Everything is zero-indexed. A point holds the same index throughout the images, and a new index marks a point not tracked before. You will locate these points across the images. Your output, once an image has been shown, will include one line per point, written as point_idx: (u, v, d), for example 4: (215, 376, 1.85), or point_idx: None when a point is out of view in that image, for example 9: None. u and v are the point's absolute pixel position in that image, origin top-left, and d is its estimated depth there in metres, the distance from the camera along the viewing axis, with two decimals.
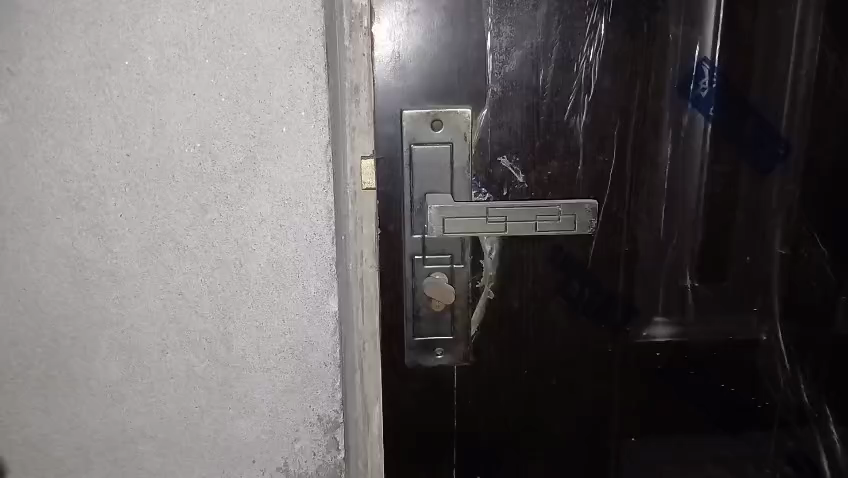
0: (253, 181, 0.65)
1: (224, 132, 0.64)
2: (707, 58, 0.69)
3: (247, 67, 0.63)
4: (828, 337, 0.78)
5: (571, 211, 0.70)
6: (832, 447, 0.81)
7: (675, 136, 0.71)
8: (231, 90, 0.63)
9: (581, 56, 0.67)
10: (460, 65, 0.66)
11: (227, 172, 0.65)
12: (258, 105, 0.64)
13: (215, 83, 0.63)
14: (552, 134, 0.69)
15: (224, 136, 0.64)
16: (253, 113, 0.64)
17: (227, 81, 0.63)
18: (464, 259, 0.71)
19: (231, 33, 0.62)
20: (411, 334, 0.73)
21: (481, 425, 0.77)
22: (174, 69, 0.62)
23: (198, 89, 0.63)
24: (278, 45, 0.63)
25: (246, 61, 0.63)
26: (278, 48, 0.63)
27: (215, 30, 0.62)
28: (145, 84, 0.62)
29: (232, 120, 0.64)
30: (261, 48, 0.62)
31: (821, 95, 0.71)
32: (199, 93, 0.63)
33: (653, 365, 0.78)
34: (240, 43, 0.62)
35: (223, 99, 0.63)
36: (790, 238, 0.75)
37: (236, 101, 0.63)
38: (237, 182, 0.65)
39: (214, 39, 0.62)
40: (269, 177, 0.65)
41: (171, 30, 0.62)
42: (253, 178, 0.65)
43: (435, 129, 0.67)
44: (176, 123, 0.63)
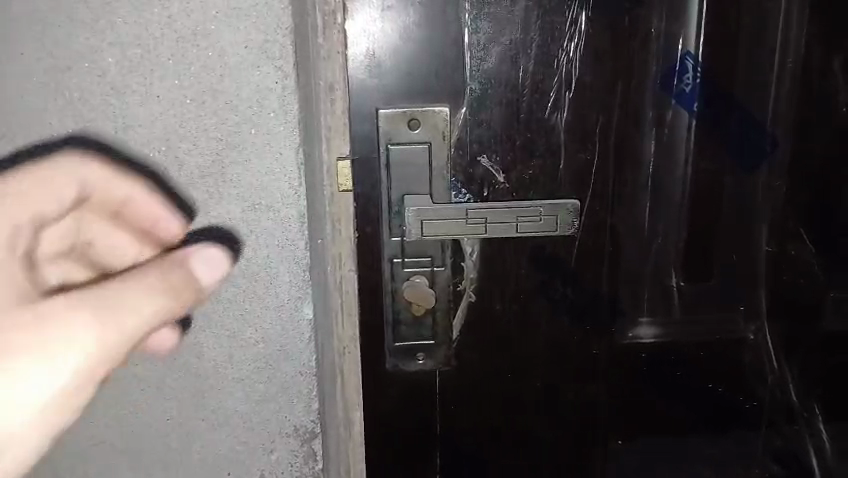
0: (221, 186, 0.65)
1: (190, 135, 0.64)
2: (690, 52, 0.67)
3: (213, 68, 0.62)
4: (815, 333, 0.78)
5: (553, 211, 0.69)
6: (821, 445, 0.81)
7: (658, 134, 0.69)
8: (198, 92, 0.63)
9: (561, 52, 0.65)
10: (437, 62, 0.64)
11: (194, 177, 0.64)
12: (226, 107, 0.63)
13: (180, 84, 0.62)
14: (532, 132, 0.67)
15: (190, 138, 0.64)
16: (219, 115, 0.63)
17: (192, 82, 0.62)
18: (445, 261, 0.70)
19: (195, 32, 0.61)
20: (391, 338, 0.71)
21: (464, 429, 0.76)
22: (136, 70, 0.61)
23: (162, 91, 0.62)
24: (245, 44, 0.62)
25: (211, 61, 0.62)
26: (246, 47, 0.62)
27: (179, 29, 0.61)
28: (107, 86, 0.62)
29: (198, 122, 0.63)
30: (227, 47, 0.62)
31: (807, 89, 0.70)
32: (163, 94, 0.62)
33: (638, 367, 0.76)
34: (205, 42, 0.61)
35: (188, 101, 0.63)
36: (776, 236, 0.74)
37: (202, 102, 0.63)
38: (204, 188, 0.65)
39: (177, 39, 0.61)
40: (237, 180, 0.65)
41: (132, 30, 0.60)
42: (220, 183, 0.65)
43: (413, 128, 0.65)
44: (141, 127, 0.63)
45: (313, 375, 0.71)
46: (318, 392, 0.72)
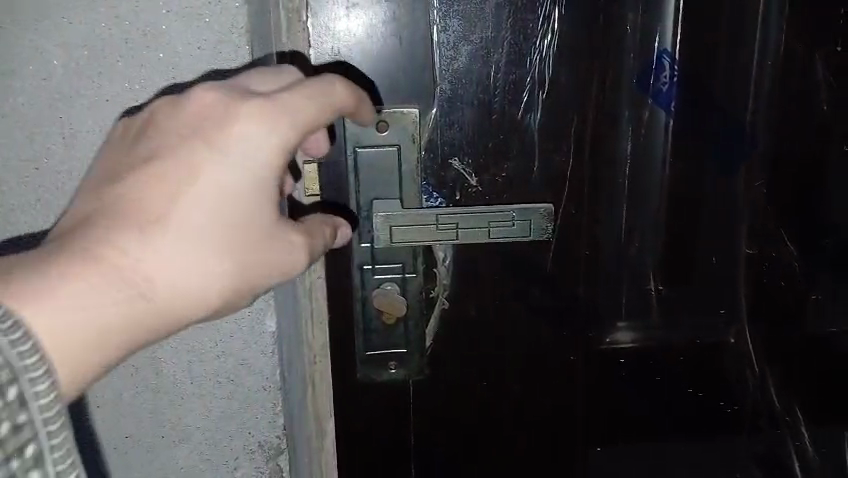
0: None
1: None
2: (667, 50, 0.65)
3: (163, 71, 0.62)
4: (796, 334, 0.77)
5: (526, 216, 0.65)
6: (803, 449, 0.80)
7: (635, 135, 0.67)
8: (147, 96, 0.63)
9: (534, 50, 0.63)
10: (405, 60, 0.62)
11: None
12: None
13: (130, 88, 0.62)
14: (505, 134, 0.65)
15: None
16: None
17: (145, 86, 0.62)
18: (416, 267, 0.67)
19: (145, 33, 0.61)
20: (361, 348, 0.69)
21: (439, 438, 0.74)
22: (83, 73, 0.61)
23: (112, 94, 0.62)
24: (199, 44, 0.62)
25: (162, 62, 0.62)
26: (199, 47, 0.62)
27: (128, 30, 0.61)
28: (52, 90, 0.61)
29: None
30: (179, 48, 0.62)
31: (786, 86, 0.68)
32: (113, 96, 0.62)
33: (619, 371, 0.74)
34: (155, 44, 0.61)
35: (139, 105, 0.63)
36: (757, 238, 0.72)
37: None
38: None
39: (126, 40, 0.61)
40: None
41: (78, 31, 0.60)
42: None
43: (381, 130, 0.62)
44: (90, 132, 0.63)
45: (278, 390, 0.72)
46: (283, 405, 0.73)
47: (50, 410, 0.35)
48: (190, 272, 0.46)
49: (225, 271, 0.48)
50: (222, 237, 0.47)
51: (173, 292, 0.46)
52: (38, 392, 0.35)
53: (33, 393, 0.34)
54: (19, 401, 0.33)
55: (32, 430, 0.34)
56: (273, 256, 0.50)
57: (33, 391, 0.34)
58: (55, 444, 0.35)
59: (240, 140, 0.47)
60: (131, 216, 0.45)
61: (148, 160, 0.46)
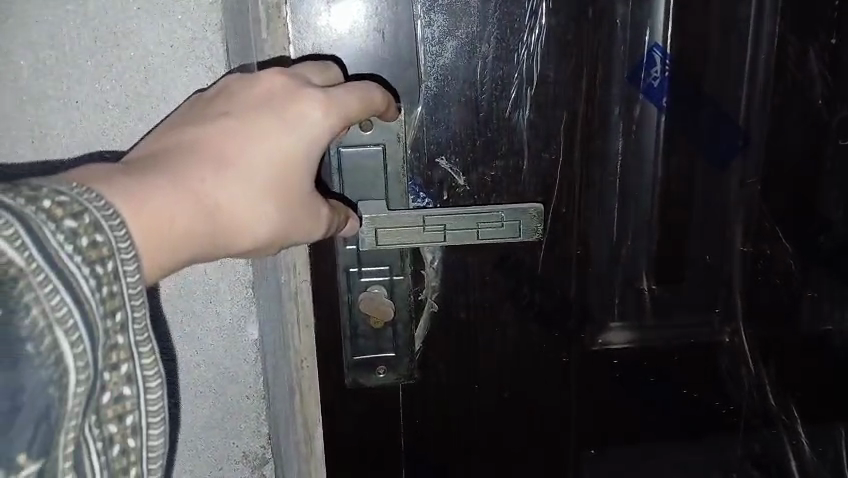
0: None
1: (113, 142, 0.64)
2: (658, 44, 0.63)
3: (135, 70, 0.62)
4: (793, 334, 0.75)
5: (515, 217, 0.64)
6: (800, 450, 0.79)
7: (627, 131, 0.65)
8: (118, 97, 0.62)
9: (521, 45, 0.61)
10: (388, 58, 0.60)
11: None
12: (151, 112, 0.63)
13: (100, 88, 0.62)
14: (493, 132, 0.63)
15: (114, 146, 0.64)
16: (145, 120, 0.63)
17: (115, 86, 0.62)
18: (404, 269, 0.65)
19: (115, 31, 0.61)
20: (349, 353, 0.67)
21: (431, 443, 0.72)
22: (50, 73, 0.61)
23: (82, 96, 0.62)
24: (170, 42, 0.62)
25: (133, 61, 0.62)
26: (170, 46, 0.62)
27: (96, 28, 0.60)
28: (20, 91, 0.61)
29: (122, 129, 0.63)
30: (150, 47, 0.61)
31: (782, 81, 0.67)
32: (83, 98, 0.62)
33: (611, 372, 0.73)
34: (126, 42, 0.61)
35: (110, 106, 0.63)
36: (752, 236, 0.71)
37: (125, 108, 0.63)
38: None
39: (95, 40, 0.61)
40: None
41: (44, 30, 0.60)
42: None
43: (364, 129, 0.61)
44: (60, 136, 0.63)
45: (264, 398, 0.73)
46: (268, 413, 0.73)
47: (136, 288, 0.33)
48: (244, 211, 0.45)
49: (268, 226, 0.47)
50: (274, 193, 0.47)
51: (226, 229, 0.45)
52: (128, 270, 0.33)
53: (125, 269, 0.33)
54: (113, 272, 0.32)
55: (122, 301, 0.32)
56: (304, 225, 0.50)
57: (126, 266, 0.33)
58: (138, 318, 0.33)
59: (306, 118, 0.48)
60: (203, 153, 0.44)
61: (220, 117, 0.47)
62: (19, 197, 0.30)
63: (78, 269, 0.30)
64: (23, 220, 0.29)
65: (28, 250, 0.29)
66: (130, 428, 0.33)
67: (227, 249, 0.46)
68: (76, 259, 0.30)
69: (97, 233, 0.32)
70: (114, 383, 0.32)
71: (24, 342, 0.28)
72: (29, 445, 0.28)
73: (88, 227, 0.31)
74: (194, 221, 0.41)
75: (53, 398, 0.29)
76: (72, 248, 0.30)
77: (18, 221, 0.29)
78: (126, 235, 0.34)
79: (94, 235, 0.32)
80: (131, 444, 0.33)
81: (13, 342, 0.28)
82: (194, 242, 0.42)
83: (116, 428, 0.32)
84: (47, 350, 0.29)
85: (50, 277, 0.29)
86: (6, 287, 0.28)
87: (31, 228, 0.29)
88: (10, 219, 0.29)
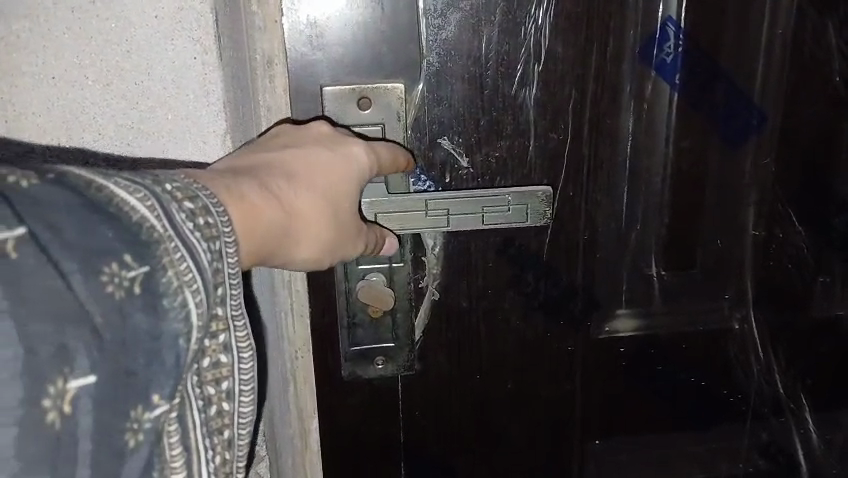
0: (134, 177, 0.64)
1: (93, 122, 0.62)
2: (672, 17, 0.60)
3: (117, 43, 0.59)
4: (804, 319, 0.73)
5: (521, 200, 0.61)
6: (808, 437, 0.77)
7: (638, 109, 0.62)
8: (99, 73, 0.60)
9: (530, 18, 0.58)
10: (388, 30, 0.56)
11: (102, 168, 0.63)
12: (135, 88, 0.61)
13: (79, 63, 0.59)
14: (499, 110, 0.60)
15: (95, 126, 0.62)
16: (128, 98, 0.61)
17: (95, 61, 0.60)
18: (404, 256, 0.62)
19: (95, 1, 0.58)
20: (347, 344, 0.64)
21: (432, 436, 0.70)
22: (25, 47, 0.58)
23: (59, 71, 0.59)
24: (155, 13, 0.59)
25: (114, 33, 0.59)
26: (155, 16, 0.59)
27: None
28: None
29: (104, 108, 0.61)
30: (133, 18, 0.59)
31: (799, 57, 0.64)
32: (60, 74, 0.60)
33: (618, 361, 0.71)
34: (107, 13, 0.59)
35: (91, 82, 0.60)
36: (765, 219, 0.68)
37: (106, 84, 0.61)
38: None
39: (74, 10, 0.58)
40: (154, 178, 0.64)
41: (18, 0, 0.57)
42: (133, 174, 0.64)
43: (362, 107, 0.57)
44: (36, 114, 0.60)
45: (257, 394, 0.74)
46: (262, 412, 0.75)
47: (234, 269, 0.37)
48: (321, 218, 0.46)
49: (328, 237, 0.47)
50: (341, 208, 0.49)
51: (306, 232, 0.45)
52: (230, 252, 0.36)
53: (227, 251, 0.36)
54: (219, 251, 0.35)
55: (224, 278, 0.36)
56: (350, 243, 0.51)
57: (228, 249, 0.36)
58: (233, 294, 0.37)
59: (356, 153, 0.51)
60: (274, 166, 0.45)
61: (291, 141, 0.49)
62: (147, 180, 0.35)
63: (198, 243, 0.34)
64: (155, 196, 0.33)
65: (162, 220, 0.33)
66: (225, 392, 0.37)
67: (302, 254, 0.46)
68: (195, 234, 0.34)
69: (208, 216, 0.35)
70: (213, 350, 0.36)
71: (162, 296, 0.32)
72: (161, 387, 0.32)
73: (201, 210, 0.35)
74: (280, 217, 0.42)
75: (181, 348, 0.33)
76: (191, 225, 0.34)
77: (152, 195, 0.33)
78: (229, 222, 0.37)
79: (206, 217, 0.35)
80: (226, 406, 0.37)
81: (155, 294, 0.32)
82: (275, 240, 0.42)
83: (213, 390, 0.36)
84: (179, 306, 0.32)
85: (179, 246, 0.33)
86: (151, 246, 0.32)
87: (163, 206, 0.33)
88: (146, 192, 0.33)
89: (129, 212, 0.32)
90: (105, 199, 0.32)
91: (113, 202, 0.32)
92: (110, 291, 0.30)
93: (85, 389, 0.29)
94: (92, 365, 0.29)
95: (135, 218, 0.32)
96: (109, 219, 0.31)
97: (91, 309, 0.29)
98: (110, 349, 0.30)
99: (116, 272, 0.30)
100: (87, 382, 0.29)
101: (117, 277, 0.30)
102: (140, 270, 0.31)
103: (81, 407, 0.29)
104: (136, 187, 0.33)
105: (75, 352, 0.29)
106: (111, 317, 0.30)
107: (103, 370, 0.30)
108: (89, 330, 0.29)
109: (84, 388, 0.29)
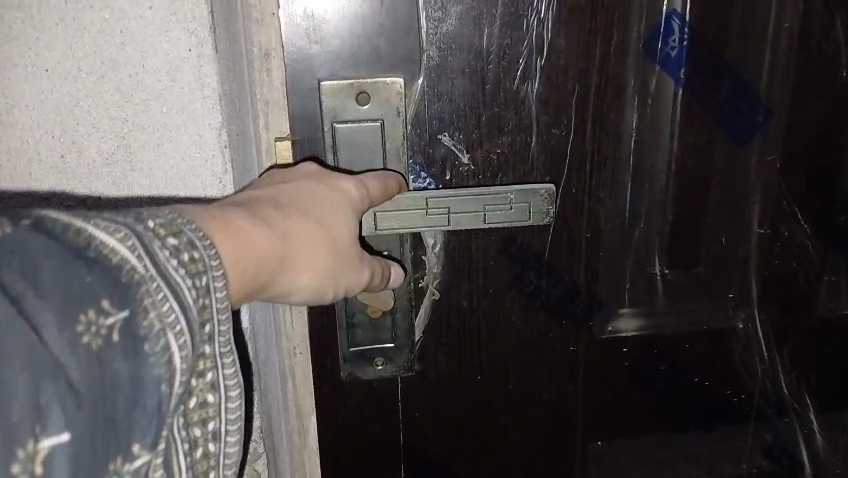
0: (128, 174, 0.63)
1: (88, 115, 0.61)
2: (676, 11, 0.58)
3: (113, 34, 0.58)
4: (811, 318, 0.72)
5: (524, 198, 0.59)
6: (813, 437, 0.76)
7: (642, 105, 0.61)
8: (93, 65, 0.59)
9: (531, 11, 0.56)
10: (387, 22, 0.55)
11: (97, 164, 0.62)
12: (129, 81, 0.60)
13: (72, 55, 0.58)
14: (500, 106, 0.58)
15: (89, 119, 0.61)
16: (123, 92, 0.60)
17: (89, 53, 0.59)
18: (404, 255, 0.61)
19: None
20: (345, 344, 0.63)
21: (431, 439, 0.69)
22: (17, 39, 0.57)
23: (52, 63, 0.58)
24: (150, 5, 0.58)
25: (109, 24, 0.58)
26: (150, 8, 0.58)
27: None
28: None
29: (99, 100, 0.60)
30: (127, 9, 0.58)
31: (806, 51, 0.62)
32: (53, 66, 0.59)
33: (620, 360, 0.69)
34: (101, 4, 0.57)
35: (84, 75, 0.59)
36: (769, 216, 0.67)
37: (100, 77, 0.59)
38: (110, 178, 0.63)
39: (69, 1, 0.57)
40: (150, 169, 0.63)
41: None
42: (128, 170, 0.63)
43: (361, 103, 0.56)
44: (29, 107, 0.60)
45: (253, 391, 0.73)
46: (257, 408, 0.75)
47: (223, 305, 0.35)
48: (315, 245, 0.45)
49: (323, 264, 0.46)
50: (336, 237, 0.47)
51: (299, 260, 0.44)
52: (218, 287, 0.35)
53: (216, 286, 0.35)
54: (206, 286, 0.34)
55: (212, 315, 0.34)
56: (355, 268, 0.49)
57: (216, 284, 0.35)
58: (223, 331, 0.35)
59: (344, 186, 0.50)
60: (261, 200, 0.44)
61: (278, 180, 0.49)
62: (129, 218, 0.33)
63: (183, 280, 0.33)
64: (137, 234, 0.32)
65: (143, 259, 0.31)
66: (211, 432, 0.35)
67: (298, 283, 0.44)
68: (179, 271, 0.33)
69: (193, 250, 0.34)
70: (199, 389, 0.34)
71: (143, 341, 0.30)
72: (142, 435, 0.30)
73: (187, 245, 0.34)
74: (269, 245, 0.41)
75: (163, 396, 0.31)
76: (176, 261, 0.33)
77: (132, 234, 0.32)
78: (217, 257, 0.36)
79: (192, 252, 0.34)
80: (211, 448, 0.35)
81: (135, 338, 0.30)
82: (266, 269, 0.40)
83: (200, 431, 0.35)
84: (162, 350, 0.31)
85: (161, 286, 0.31)
86: (131, 289, 0.31)
87: (145, 245, 0.32)
88: (126, 230, 0.32)
89: (108, 254, 0.30)
90: (84, 243, 0.30)
91: (92, 245, 0.30)
92: (86, 341, 0.29)
93: (60, 447, 0.27)
94: (67, 420, 0.27)
95: (115, 260, 0.30)
96: (87, 263, 0.30)
97: (65, 363, 0.28)
98: (87, 402, 0.28)
99: (93, 320, 0.29)
100: (61, 440, 0.27)
101: (94, 325, 0.29)
102: (118, 316, 0.30)
103: (56, 468, 0.27)
104: (116, 226, 0.32)
105: (48, 409, 0.27)
106: (87, 368, 0.28)
107: (79, 424, 0.28)
108: (64, 383, 0.28)
109: (58, 447, 0.27)
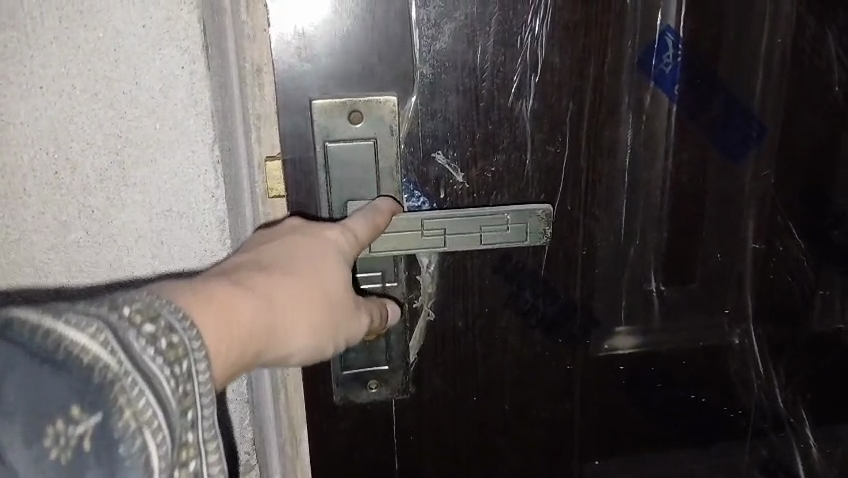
0: (121, 190, 0.61)
1: (82, 132, 0.59)
2: (670, 27, 0.58)
3: (107, 52, 0.57)
4: (805, 332, 0.72)
5: (521, 218, 0.59)
6: (808, 452, 0.76)
7: (637, 120, 0.60)
8: (87, 82, 0.58)
9: (525, 29, 0.56)
10: (380, 40, 0.54)
11: (90, 181, 0.61)
12: (123, 98, 0.59)
13: (65, 74, 0.57)
14: (494, 124, 0.57)
15: (82, 136, 0.59)
16: (117, 109, 0.59)
17: (82, 70, 0.57)
18: (398, 275, 0.60)
19: (82, 10, 0.56)
20: (338, 367, 0.61)
21: (426, 461, 0.67)
22: (7, 58, 0.56)
23: (46, 81, 0.57)
24: (142, 23, 0.57)
25: (102, 43, 0.57)
26: (142, 27, 0.57)
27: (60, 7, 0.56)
28: None
29: (92, 117, 0.59)
30: (119, 27, 0.57)
31: (798, 67, 0.62)
32: (47, 84, 0.57)
33: (616, 378, 0.69)
34: (92, 22, 0.56)
35: (78, 92, 0.58)
36: (763, 232, 0.67)
37: (95, 94, 0.58)
38: (103, 194, 0.61)
39: (61, 19, 0.56)
40: (144, 185, 0.61)
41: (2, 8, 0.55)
42: (121, 186, 0.61)
43: (354, 122, 0.55)
44: (24, 124, 0.58)
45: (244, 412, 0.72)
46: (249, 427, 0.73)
47: (207, 388, 0.33)
48: (305, 303, 0.44)
49: (316, 321, 0.45)
50: (327, 292, 0.46)
51: (291, 322, 0.43)
52: (200, 371, 0.33)
53: (198, 369, 0.33)
54: (186, 372, 0.32)
55: (194, 401, 0.33)
56: (349, 318, 0.48)
57: (199, 367, 0.33)
58: (206, 416, 0.33)
59: (331, 236, 0.49)
60: (245, 267, 0.43)
61: (262, 241, 0.48)
62: (103, 307, 0.32)
63: (160, 370, 0.31)
64: (110, 326, 0.31)
65: (117, 354, 0.30)
66: None
67: (291, 344, 0.43)
68: (157, 361, 0.31)
69: (172, 334, 0.32)
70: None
71: (117, 444, 0.29)
72: None
73: (164, 329, 0.32)
74: (256, 314, 0.39)
75: None
76: (152, 350, 0.31)
77: (106, 327, 0.30)
78: (199, 337, 0.34)
79: (170, 337, 0.32)
80: None
81: (109, 442, 0.29)
82: (254, 339, 0.39)
83: None
84: (138, 450, 0.29)
85: (136, 380, 0.30)
86: (104, 390, 0.29)
87: (119, 337, 0.31)
88: (99, 325, 0.30)
89: (78, 355, 0.29)
90: (53, 346, 0.29)
91: (61, 347, 0.29)
92: (55, 456, 0.28)
93: None
94: None
95: (86, 360, 0.29)
96: (55, 368, 0.29)
97: None
98: None
99: (62, 430, 0.28)
100: None
101: (62, 437, 0.28)
102: (89, 422, 0.29)
103: None
104: (88, 320, 0.30)
105: None
106: None
107: None
108: None
109: None
